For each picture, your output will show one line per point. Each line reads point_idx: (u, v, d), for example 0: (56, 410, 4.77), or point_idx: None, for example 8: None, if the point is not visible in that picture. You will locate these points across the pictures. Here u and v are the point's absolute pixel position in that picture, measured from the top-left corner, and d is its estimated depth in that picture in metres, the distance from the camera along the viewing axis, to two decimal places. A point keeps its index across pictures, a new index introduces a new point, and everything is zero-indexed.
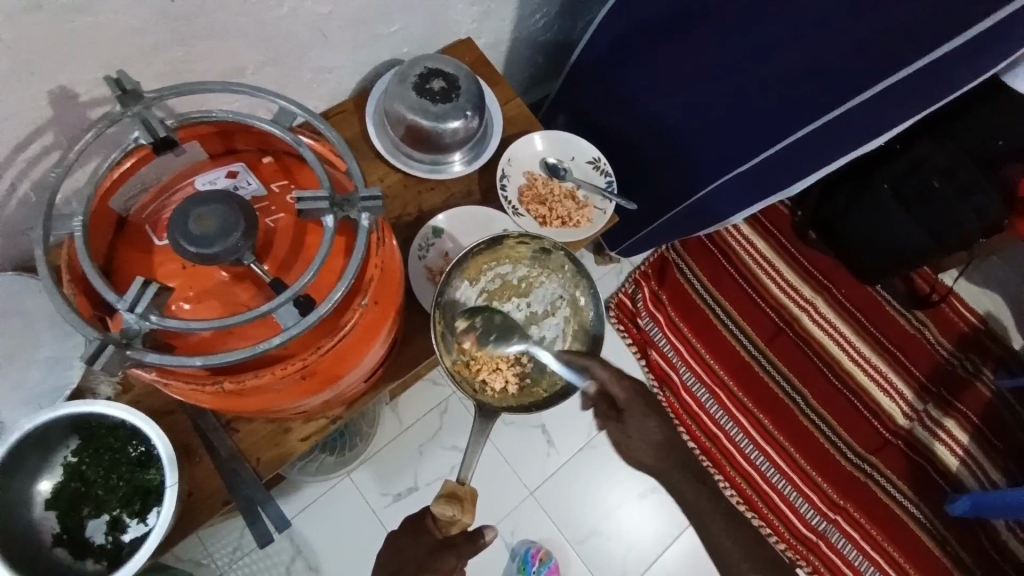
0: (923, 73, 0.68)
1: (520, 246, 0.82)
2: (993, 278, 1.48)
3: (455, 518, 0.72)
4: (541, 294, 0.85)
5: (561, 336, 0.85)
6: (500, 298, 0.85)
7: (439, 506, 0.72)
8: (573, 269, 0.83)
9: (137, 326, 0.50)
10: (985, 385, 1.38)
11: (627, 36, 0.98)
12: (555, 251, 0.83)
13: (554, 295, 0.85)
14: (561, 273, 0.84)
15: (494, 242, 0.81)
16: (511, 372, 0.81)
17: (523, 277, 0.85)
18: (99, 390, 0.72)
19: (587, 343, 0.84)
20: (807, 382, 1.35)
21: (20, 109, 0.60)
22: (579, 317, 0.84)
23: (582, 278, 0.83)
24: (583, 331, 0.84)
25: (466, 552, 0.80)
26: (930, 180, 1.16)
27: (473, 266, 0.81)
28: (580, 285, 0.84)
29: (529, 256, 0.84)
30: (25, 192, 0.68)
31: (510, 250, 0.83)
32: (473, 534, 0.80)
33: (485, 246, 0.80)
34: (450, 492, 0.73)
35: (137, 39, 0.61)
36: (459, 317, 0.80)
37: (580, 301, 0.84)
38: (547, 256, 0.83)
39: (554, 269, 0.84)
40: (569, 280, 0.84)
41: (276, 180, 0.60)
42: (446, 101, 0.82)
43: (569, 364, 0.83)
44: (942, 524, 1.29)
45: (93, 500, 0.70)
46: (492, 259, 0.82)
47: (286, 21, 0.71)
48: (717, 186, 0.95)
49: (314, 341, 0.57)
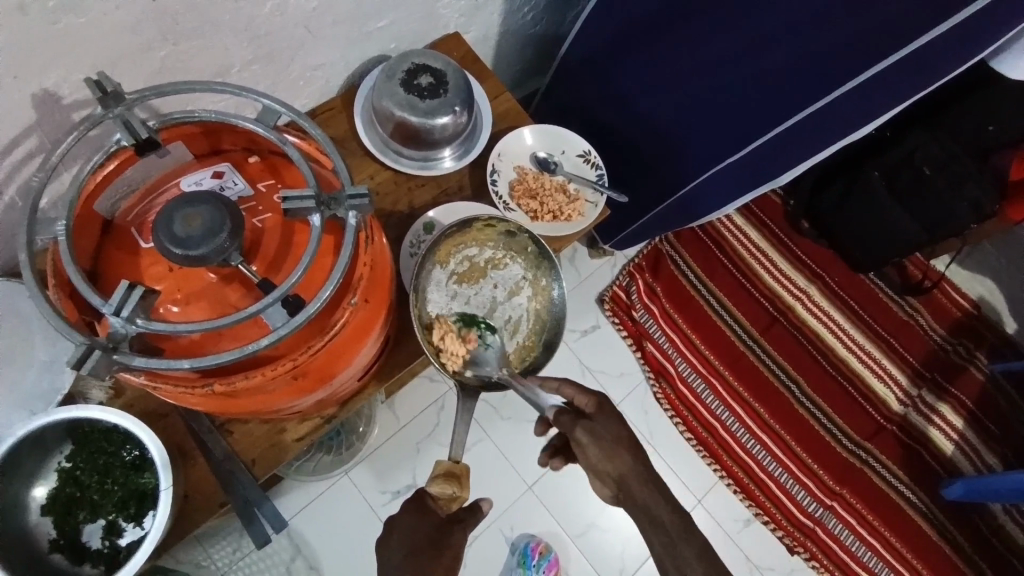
0: (909, 63, 0.69)
1: (488, 228, 0.82)
2: (985, 264, 1.48)
3: (455, 497, 0.69)
4: (506, 275, 0.82)
5: (526, 317, 0.81)
6: (468, 282, 0.82)
7: (438, 486, 0.69)
8: (537, 250, 0.82)
9: (124, 330, 0.49)
10: (979, 370, 1.39)
11: (614, 29, 0.98)
12: (520, 233, 0.82)
13: (519, 276, 0.82)
14: (524, 254, 0.83)
15: (463, 224, 0.81)
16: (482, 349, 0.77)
17: (488, 258, 0.83)
18: (91, 394, 0.71)
19: (549, 322, 0.81)
20: (803, 371, 1.35)
21: (5, 113, 0.60)
22: (543, 296, 0.82)
23: (546, 259, 0.81)
24: (548, 311, 0.82)
25: (471, 527, 0.70)
26: (923, 168, 1.16)
27: (444, 248, 0.80)
28: (542, 265, 0.82)
29: (495, 238, 0.83)
30: (12, 196, 0.68)
31: (478, 233, 0.82)
32: (472, 504, 0.71)
33: (455, 228, 0.80)
34: (445, 471, 0.70)
35: (123, 39, 0.60)
36: (431, 298, 0.79)
37: (543, 282, 0.82)
38: (512, 239, 0.83)
39: (519, 251, 0.83)
40: (532, 262, 0.82)
41: (262, 180, 0.59)
42: (435, 96, 0.81)
43: (535, 343, 0.80)
44: (938, 507, 1.29)
45: (88, 504, 0.69)
46: (460, 241, 0.81)
47: (273, 18, 0.70)
48: (709, 176, 0.95)
49: (304, 340, 0.57)
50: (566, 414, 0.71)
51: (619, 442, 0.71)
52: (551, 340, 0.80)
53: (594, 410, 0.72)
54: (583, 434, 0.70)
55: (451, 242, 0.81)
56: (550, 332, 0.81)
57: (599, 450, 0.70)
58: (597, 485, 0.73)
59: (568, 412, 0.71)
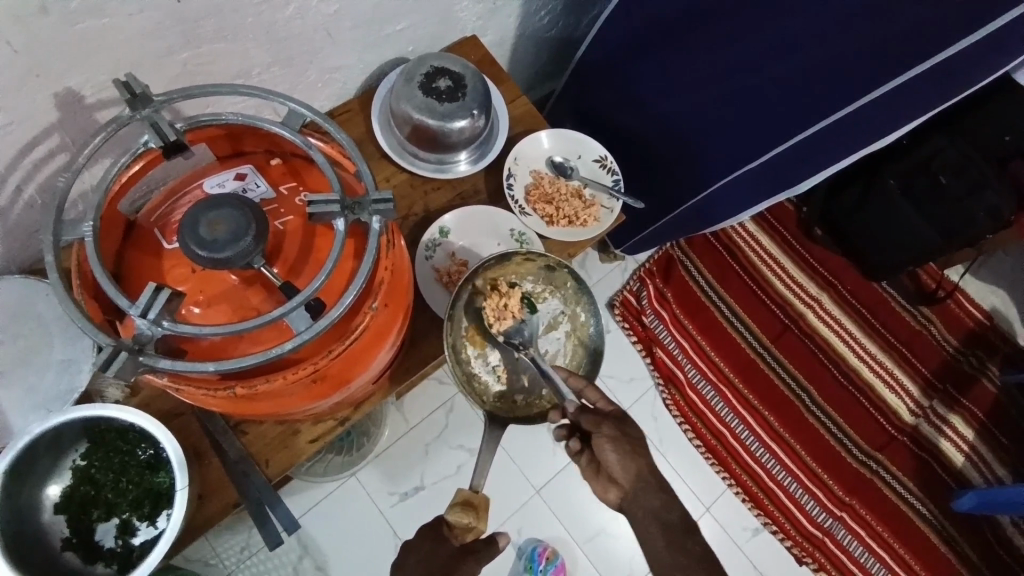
0: (934, 73, 0.68)
1: (526, 263, 0.79)
2: (999, 274, 1.47)
3: (472, 527, 0.66)
4: (543, 310, 0.81)
5: (564, 352, 0.81)
6: None
7: (455, 515, 0.67)
8: (577, 286, 0.81)
9: (149, 332, 0.50)
10: (990, 381, 1.38)
11: (631, 34, 0.98)
12: (561, 268, 0.79)
13: (558, 311, 0.81)
14: (564, 290, 0.81)
15: (502, 259, 0.78)
16: (524, 330, 0.78)
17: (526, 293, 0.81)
18: (107, 393, 0.72)
19: (588, 360, 0.81)
20: (814, 380, 1.34)
21: (27, 113, 0.60)
22: (581, 333, 0.82)
23: (585, 295, 0.81)
24: (586, 345, 0.81)
25: (485, 560, 0.69)
26: (939, 175, 1.16)
27: (481, 281, 0.78)
28: (581, 301, 0.81)
29: (534, 272, 0.80)
30: (32, 195, 0.68)
31: (517, 267, 0.79)
32: (488, 537, 0.70)
33: (493, 262, 0.78)
34: (463, 500, 0.67)
35: (146, 41, 0.61)
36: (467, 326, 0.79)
37: (582, 318, 0.81)
38: (551, 274, 0.80)
39: (558, 285, 0.81)
40: (571, 297, 0.81)
41: (284, 183, 0.59)
42: (453, 100, 0.81)
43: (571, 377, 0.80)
44: (948, 520, 1.29)
45: (103, 504, 0.70)
46: (497, 275, 0.79)
47: (293, 21, 0.70)
48: (724, 184, 0.94)
49: (325, 344, 0.57)
50: (588, 413, 0.69)
51: (638, 447, 0.69)
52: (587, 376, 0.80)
53: (616, 415, 0.70)
54: (608, 432, 0.68)
55: (489, 274, 0.78)
56: (587, 367, 0.80)
57: (619, 452, 0.68)
58: (602, 482, 0.71)
59: (592, 412, 0.69)
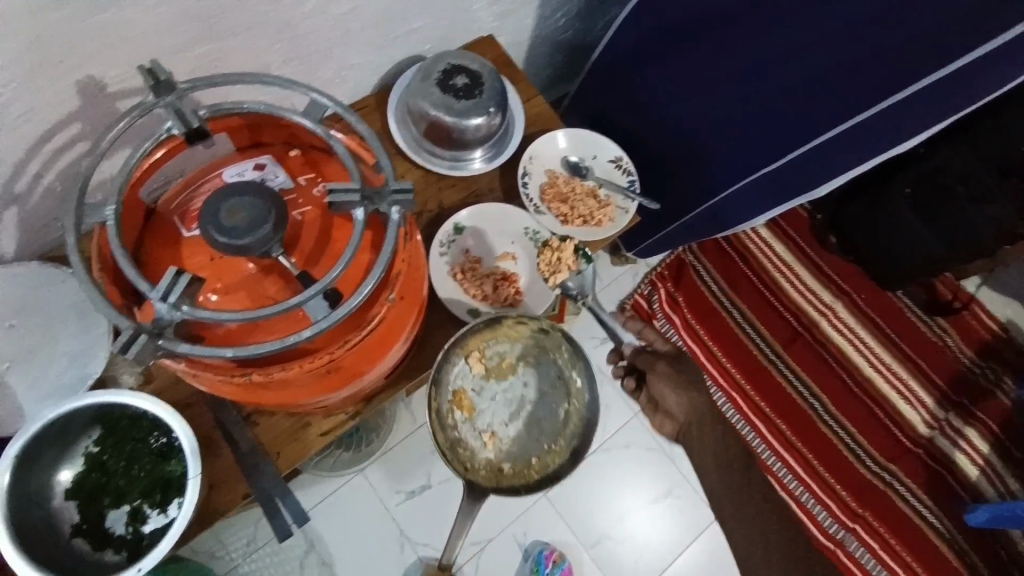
0: (947, 83, 0.66)
1: (519, 325, 0.79)
2: (1015, 288, 1.45)
3: None
4: (535, 373, 0.83)
5: (556, 418, 0.82)
6: (498, 377, 0.84)
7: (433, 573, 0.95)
8: (571, 350, 0.80)
9: (169, 316, 0.50)
10: (1006, 395, 1.36)
11: (645, 37, 0.97)
12: (553, 332, 0.79)
13: (552, 374, 0.83)
14: (558, 353, 0.82)
15: (494, 322, 0.78)
16: (580, 279, 0.90)
17: (520, 354, 0.82)
18: (121, 379, 0.72)
19: (580, 429, 0.80)
20: (825, 389, 1.33)
21: (50, 101, 0.60)
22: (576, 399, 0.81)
23: (580, 360, 0.80)
24: (579, 415, 0.81)
25: None
26: (950, 186, 1.12)
27: (471, 343, 0.78)
28: (576, 365, 0.81)
29: (527, 334, 0.80)
30: (52, 182, 0.69)
31: (509, 329, 0.79)
32: None
33: (484, 326, 0.78)
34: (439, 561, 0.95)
35: (166, 33, 0.61)
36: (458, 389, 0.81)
37: (575, 382, 0.81)
38: (545, 336, 0.80)
39: (551, 349, 0.82)
40: (566, 360, 0.81)
41: (303, 174, 0.60)
42: (470, 97, 0.81)
43: (562, 448, 0.80)
44: (961, 533, 1.26)
45: (114, 490, 0.70)
46: (490, 338, 0.80)
47: (310, 17, 0.71)
48: (737, 189, 0.93)
49: (341, 335, 0.57)
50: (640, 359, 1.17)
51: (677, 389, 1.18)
52: (578, 447, 0.79)
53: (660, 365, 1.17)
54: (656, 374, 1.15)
55: (481, 337, 0.78)
56: (578, 437, 0.79)
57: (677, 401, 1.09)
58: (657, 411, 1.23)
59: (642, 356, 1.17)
